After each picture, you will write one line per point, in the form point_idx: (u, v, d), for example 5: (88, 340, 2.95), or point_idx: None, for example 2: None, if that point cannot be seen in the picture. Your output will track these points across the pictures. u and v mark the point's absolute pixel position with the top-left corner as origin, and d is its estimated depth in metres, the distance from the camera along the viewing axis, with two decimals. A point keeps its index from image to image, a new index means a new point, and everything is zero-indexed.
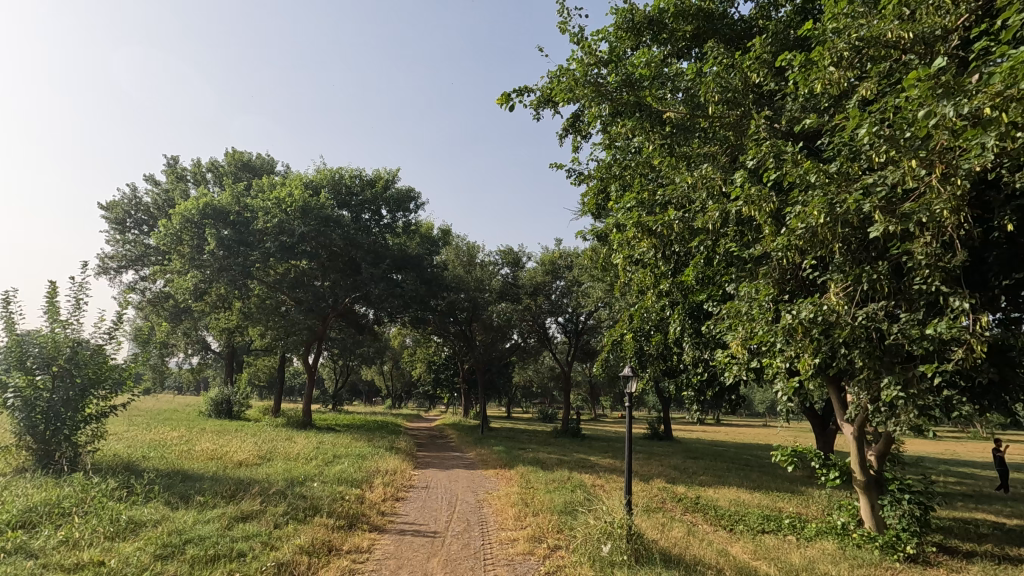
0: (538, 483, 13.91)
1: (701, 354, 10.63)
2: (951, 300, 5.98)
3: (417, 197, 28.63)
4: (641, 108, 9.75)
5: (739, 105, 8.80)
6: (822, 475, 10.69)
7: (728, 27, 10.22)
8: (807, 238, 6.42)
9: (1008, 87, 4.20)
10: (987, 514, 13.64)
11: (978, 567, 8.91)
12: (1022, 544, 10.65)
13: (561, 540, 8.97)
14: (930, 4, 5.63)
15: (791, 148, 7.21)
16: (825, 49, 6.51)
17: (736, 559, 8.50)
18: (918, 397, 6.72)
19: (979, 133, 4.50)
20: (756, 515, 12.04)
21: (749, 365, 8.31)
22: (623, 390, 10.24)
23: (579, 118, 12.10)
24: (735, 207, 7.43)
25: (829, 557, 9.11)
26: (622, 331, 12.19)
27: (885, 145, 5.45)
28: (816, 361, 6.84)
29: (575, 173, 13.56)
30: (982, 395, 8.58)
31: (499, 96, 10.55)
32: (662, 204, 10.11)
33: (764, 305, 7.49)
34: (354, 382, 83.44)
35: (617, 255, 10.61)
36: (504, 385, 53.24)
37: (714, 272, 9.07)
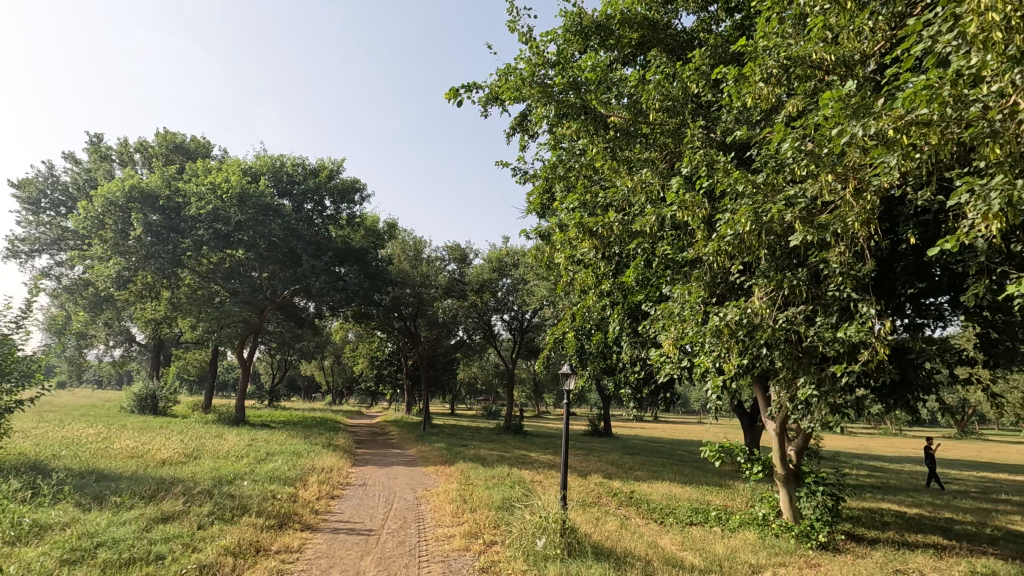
0: (477, 479, 13.95)
1: (638, 353, 10.94)
2: (860, 306, 6.44)
3: (363, 188, 27.95)
4: (587, 112, 10.07)
5: (679, 114, 9.13)
6: (746, 469, 11.24)
7: (671, 37, 10.54)
8: (736, 245, 6.75)
9: (909, 111, 4.56)
10: (891, 504, 14.79)
11: (881, 553, 9.64)
12: (919, 531, 11.64)
13: (496, 536, 9.03)
14: (850, 30, 6.04)
15: (723, 158, 7.57)
16: (756, 65, 6.86)
17: (664, 551, 8.84)
18: (830, 395, 7.22)
19: (886, 153, 4.89)
20: (685, 508, 12.53)
21: (680, 365, 8.66)
22: (562, 387, 10.40)
23: (526, 118, 12.21)
24: (670, 212, 7.72)
25: (749, 547, 9.61)
26: (564, 329, 12.38)
27: (806, 160, 5.81)
28: (741, 361, 7.20)
29: (521, 172, 13.62)
30: (889, 393, 9.32)
31: (446, 91, 10.52)
32: (604, 206, 10.35)
33: (695, 306, 7.81)
34: (292, 377, 81.01)
35: (559, 254, 10.77)
36: (448, 381, 53.15)
37: (650, 273, 9.38)
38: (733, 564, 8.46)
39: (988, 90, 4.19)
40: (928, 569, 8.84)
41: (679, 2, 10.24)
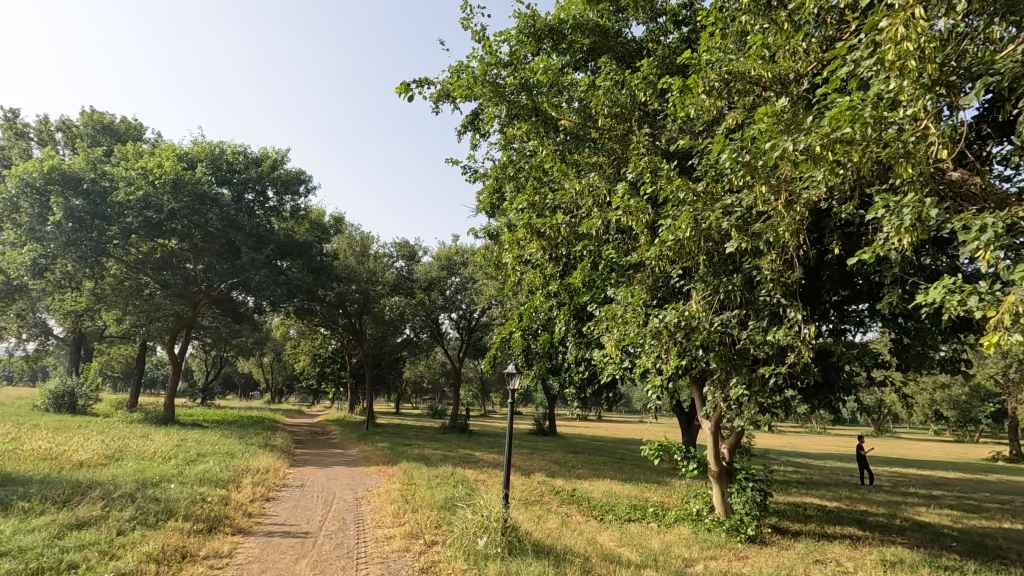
0: (420, 479, 13.79)
1: (582, 353, 11.12)
2: (788, 311, 6.82)
3: (308, 180, 27.08)
4: (538, 113, 10.15)
5: (626, 120, 9.38)
6: (683, 466, 11.63)
7: (621, 45, 10.79)
8: (676, 250, 7.00)
9: (834, 130, 4.86)
10: (814, 498, 15.73)
11: (803, 545, 10.22)
12: (838, 523, 12.42)
13: (438, 536, 8.96)
14: (786, 49, 6.37)
15: (666, 166, 7.84)
16: (700, 78, 7.12)
17: (602, 547, 9.04)
18: (759, 395, 7.60)
19: (813, 167, 5.20)
20: (624, 505, 12.85)
21: (621, 365, 8.88)
22: (507, 387, 10.43)
23: (478, 117, 12.19)
24: (615, 216, 7.92)
25: (683, 541, 9.97)
26: (511, 329, 12.42)
27: (742, 170, 6.09)
28: (680, 361, 7.47)
29: (472, 171, 13.58)
30: (814, 393, 9.89)
31: (397, 84, 10.35)
32: (552, 208, 10.48)
33: (637, 309, 8.04)
34: (228, 374, 77.56)
35: (507, 253, 10.81)
36: (393, 380, 52.34)
37: (596, 276, 9.57)
38: (667, 559, 8.75)
39: (904, 114, 4.53)
40: (843, 558, 9.45)
41: (630, 11, 10.50)
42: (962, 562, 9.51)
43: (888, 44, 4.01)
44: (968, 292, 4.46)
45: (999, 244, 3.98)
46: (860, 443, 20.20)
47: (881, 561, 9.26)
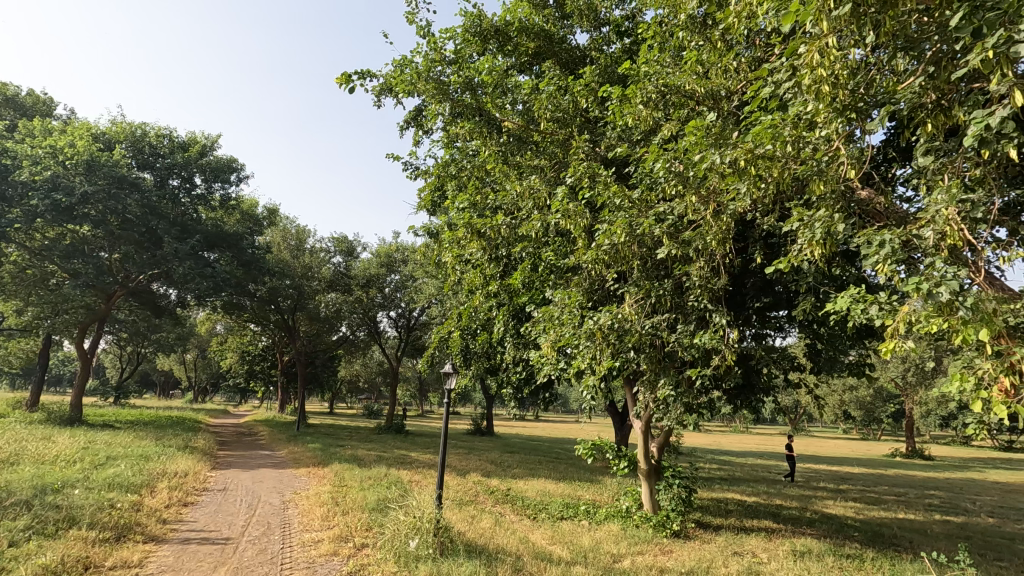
0: (352, 481, 13.45)
1: (520, 353, 11.21)
2: (713, 316, 7.18)
3: (240, 168, 25.81)
4: (481, 114, 10.17)
5: (568, 125, 9.60)
6: (614, 465, 11.92)
7: (565, 51, 10.97)
8: (611, 254, 7.20)
9: (757, 146, 5.18)
10: (734, 494, 16.61)
11: (723, 538, 10.76)
12: (755, 517, 13.18)
13: (368, 539, 8.75)
14: (718, 67, 6.72)
15: (604, 173, 8.05)
16: (638, 89, 7.36)
17: (534, 545, 9.14)
18: (685, 395, 7.96)
19: (737, 180, 5.51)
20: (557, 503, 13.06)
21: (557, 366, 9.01)
22: (444, 387, 10.36)
23: (421, 113, 12.04)
24: (554, 219, 8.05)
25: (612, 537, 10.26)
26: (449, 329, 12.34)
27: (674, 180, 6.35)
28: (612, 363, 7.69)
29: (413, 168, 13.38)
30: (737, 394, 10.44)
31: (338, 75, 10.04)
32: (493, 208, 10.51)
33: (573, 310, 8.21)
34: (146, 371, 72.60)
35: (447, 252, 10.75)
36: (328, 379, 50.76)
37: (535, 278, 9.66)
38: (596, 555, 8.97)
39: (819, 134, 4.87)
40: (759, 550, 10.02)
41: (574, 19, 10.70)
42: (862, 550, 10.30)
43: (805, 68, 4.30)
44: (870, 301, 4.83)
45: (896, 258, 4.34)
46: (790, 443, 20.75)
47: (792, 552, 9.88)
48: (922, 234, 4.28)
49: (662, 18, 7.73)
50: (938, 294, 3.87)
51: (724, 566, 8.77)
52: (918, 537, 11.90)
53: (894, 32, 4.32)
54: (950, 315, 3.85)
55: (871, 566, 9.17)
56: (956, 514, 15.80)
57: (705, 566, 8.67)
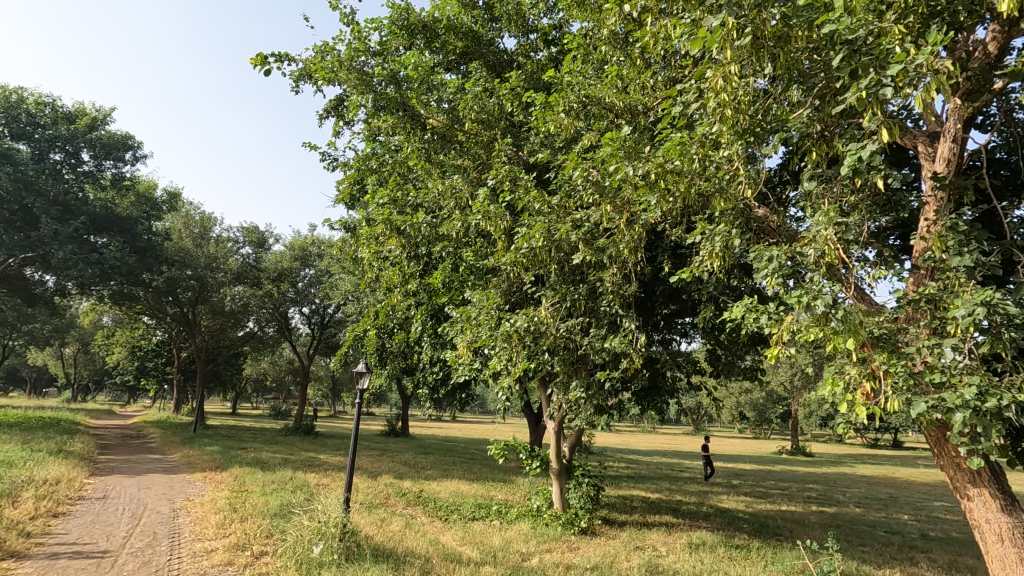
0: (253, 486, 12.70)
1: (437, 353, 11.08)
2: (623, 321, 7.52)
3: (137, 146, 23.66)
4: (405, 109, 10.02)
5: (492, 128, 9.73)
6: (527, 465, 11.85)
7: (493, 54, 11.03)
8: (529, 257, 7.34)
9: (667, 161, 5.47)
10: (640, 491, 17.42)
11: (626, 534, 11.25)
12: (657, 512, 13.91)
13: (267, 547, 8.31)
14: (636, 84, 7.05)
15: (525, 177, 8.19)
16: (561, 97, 7.57)
17: (444, 547, 9.08)
18: (594, 397, 8.27)
19: (648, 193, 5.81)
20: (469, 504, 13.06)
21: (474, 367, 9.00)
22: (356, 386, 10.03)
23: (342, 103, 11.63)
24: (474, 220, 8.08)
25: (522, 536, 10.42)
26: (364, 327, 11.97)
27: (591, 189, 6.59)
28: (526, 364, 7.81)
29: (331, 159, 12.88)
30: (645, 396, 10.97)
31: (252, 55, 9.45)
32: (414, 206, 10.38)
33: (490, 312, 8.27)
34: (13, 366, 64.56)
35: (364, 248, 10.45)
36: (231, 377, 47.64)
37: (455, 278, 9.60)
38: (506, 555, 9.06)
39: (721, 155, 5.26)
40: (659, 544, 10.57)
41: (503, 22, 10.81)
42: (749, 540, 11.17)
43: (711, 91, 4.60)
44: (760, 311, 5.23)
45: (782, 273, 4.74)
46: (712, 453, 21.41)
47: (689, 545, 10.53)
48: (804, 251, 4.72)
49: (587, 31, 7.99)
50: (816, 306, 4.27)
51: (627, 560, 9.17)
52: (797, 527, 13.10)
53: (787, 67, 4.74)
54: (825, 326, 4.26)
55: (756, 554, 9.97)
56: (830, 505, 17.53)
57: (609, 560, 9.02)
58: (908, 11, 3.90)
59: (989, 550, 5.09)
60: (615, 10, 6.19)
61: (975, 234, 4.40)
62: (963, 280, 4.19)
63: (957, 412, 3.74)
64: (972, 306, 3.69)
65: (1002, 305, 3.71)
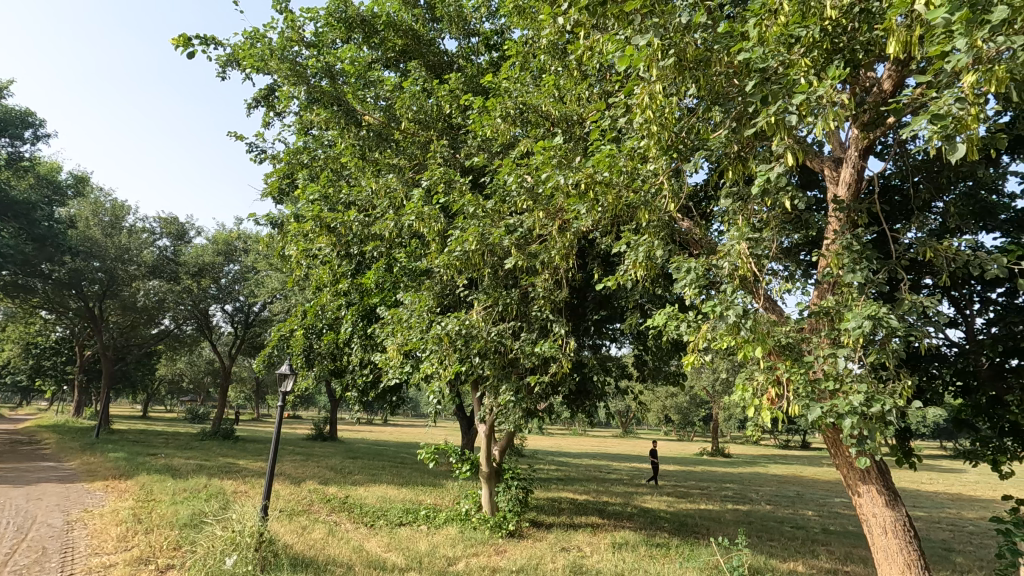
0: (161, 494, 11.87)
1: (368, 355, 10.78)
2: (553, 326, 7.68)
3: (39, 124, 21.66)
4: (340, 103, 9.77)
5: (429, 128, 9.71)
6: (457, 469, 11.81)
7: (433, 54, 10.95)
8: (462, 260, 7.36)
9: (597, 172, 5.63)
10: (569, 493, 17.74)
11: (553, 535, 11.42)
12: (584, 513, 14.23)
13: (174, 560, 7.79)
14: (570, 95, 7.24)
15: (460, 180, 8.21)
16: (498, 103, 7.67)
17: (368, 554, 8.86)
18: (524, 400, 8.36)
19: (579, 202, 5.96)
20: (397, 509, 12.81)
21: (405, 370, 8.86)
22: (279, 389, 9.60)
23: (273, 93, 11.17)
24: (407, 221, 8.01)
25: (449, 540, 10.37)
26: (291, 327, 11.50)
27: (525, 195, 6.71)
28: (457, 367, 7.76)
29: (258, 151, 12.33)
30: (575, 399, 11.20)
31: (174, 36, 8.89)
32: (346, 204, 10.14)
33: (422, 315, 8.17)
34: None
35: (292, 245, 10.10)
36: (142, 378, 44.34)
37: (388, 278, 9.40)
38: (432, 560, 8.97)
39: (648, 169, 5.48)
40: (583, 544, 10.83)
41: (444, 24, 10.79)
42: (669, 538, 11.64)
43: (638, 108, 4.80)
44: (680, 320, 5.48)
45: (700, 283, 5.01)
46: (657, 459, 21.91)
47: (612, 544, 10.84)
48: (719, 264, 4.99)
49: (525, 39, 8.09)
50: (728, 316, 4.54)
51: (552, 561, 9.31)
52: (713, 525, 13.81)
53: (709, 89, 5.02)
54: (736, 335, 4.55)
55: (674, 552, 10.43)
56: (744, 503, 18.61)
57: (535, 562, 9.14)
58: (813, 47, 4.24)
59: (874, 542, 5.57)
60: (550, 22, 6.33)
61: (867, 254, 4.83)
62: (856, 295, 4.57)
63: (846, 417, 4.08)
64: (861, 319, 4.05)
65: (886, 319, 4.09)
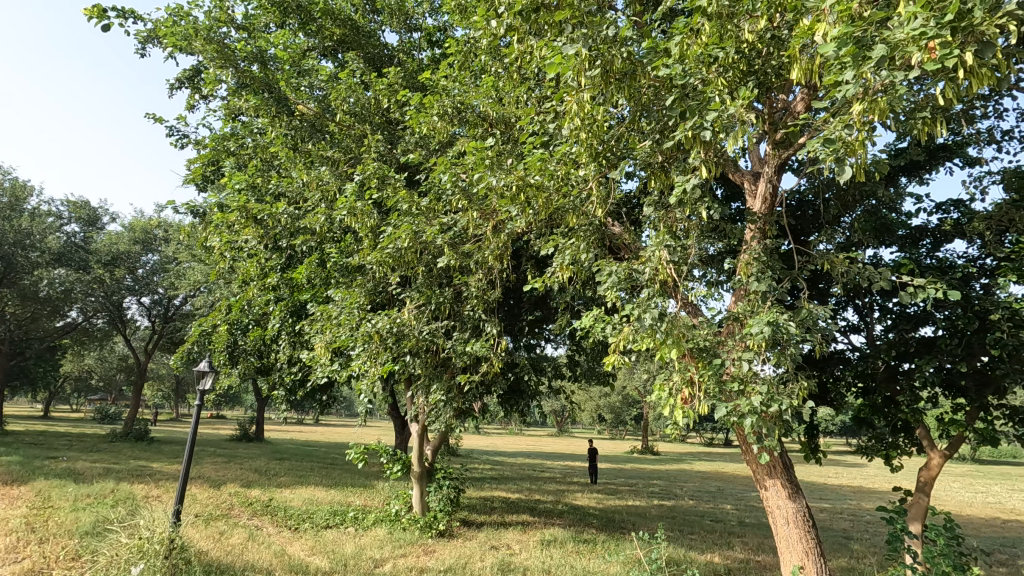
0: (59, 501, 10.93)
1: (297, 353, 10.38)
2: (486, 326, 7.73)
3: None
4: (270, 91, 9.44)
5: (365, 122, 9.49)
6: (387, 469, 11.51)
7: (372, 46, 10.69)
8: (394, 257, 7.29)
9: (530, 175, 5.72)
10: (502, 492, 17.85)
11: (483, 534, 11.46)
12: (515, 512, 14.38)
13: (72, 571, 7.23)
14: (507, 96, 7.31)
15: (394, 176, 8.11)
16: (435, 101, 7.65)
17: (289, 558, 8.56)
18: (455, 400, 8.34)
19: (511, 204, 6.05)
20: (323, 511, 12.43)
21: (333, 368, 8.62)
22: (196, 387, 9.09)
23: (199, 75, 10.60)
24: (339, 215, 7.83)
25: (377, 542, 10.15)
26: (213, 322, 10.92)
27: (459, 194, 6.70)
28: (388, 366, 7.62)
29: (180, 136, 11.64)
30: (510, 399, 11.26)
31: (87, 7, 8.27)
32: (276, 195, 9.78)
33: (352, 311, 8.00)
34: None
35: (215, 236, 9.59)
36: (44, 376, 40.67)
37: (319, 273, 9.11)
38: (358, 563, 8.75)
39: (579, 175, 5.66)
40: (513, 542, 10.92)
41: (385, 17, 10.60)
42: (596, 534, 11.95)
43: (568, 116, 4.96)
44: (606, 321, 5.68)
45: (621, 287, 5.23)
46: (590, 458, 22.36)
47: (541, 541, 11.03)
48: (641, 269, 5.22)
49: (465, 39, 8.06)
50: (645, 319, 4.77)
51: (481, 560, 9.34)
52: (638, 520, 14.33)
53: (636, 100, 5.22)
54: (654, 337, 4.78)
55: (600, 547, 10.74)
56: (668, 499, 19.41)
57: (463, 561, 9.14)
58: (730, 67, 4.49)
59: (778, 532, 5.98)
60: (487, 23, 6.36)
61: (773, 264, 5.19)
62: (762, 301, 4.91)
63: (749, 417, 4.38)
64: (762, 325, 4.36)
65: (786, 324, 4.42)
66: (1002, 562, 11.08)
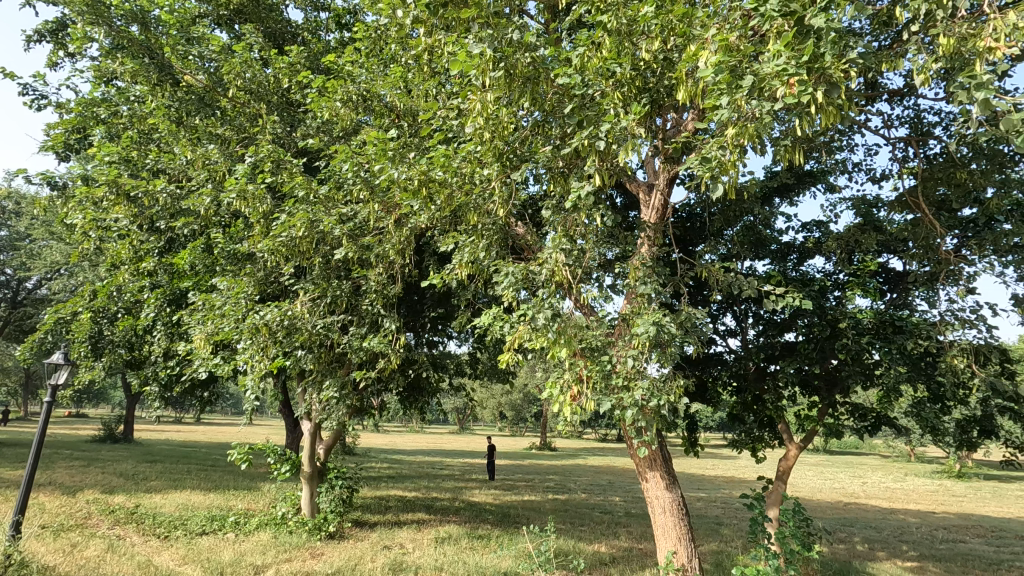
0: None
1: (174, 346, 9.52)
2: (385, 321, 7.55)
3: None
4: (153, 57, 8.61)
5: (262, 101, 8.90)
6: (274, 470, 10.88)
7: (274, 21, 10.06)
8: (288, 246, 6.95)
9: (434, 170, 5.69)
10: (397, 491, 17.54)
11: (376, 534, 11.19)
12: (410, 510, 14.19)
13: None
14: (414, 88, 7.21)
15: (291, 161, 7.67)
16: (338, 85, 7.36)
17: (156, 569, 7.83)
18: (349, 396, 8.06)
19: (413, 199, 5.98)
20: (199, 517, 11.50)
21: (215, 362, 8.01)
22: (47, 382, 8.03)
23: (66, 30, 9.41)
24: (227, 198, 7.30)
25: (259, 548, 9.56)
26: (73, 308, 9.71)
27: (360, 184, 6.51)
28: (276, 361, 7.22)
29: (38, 96, 10.24)
30: (409, 397, 11.07)
31: None
32: (154, 171, 8.91)
33: (238, 301, 7.50)
34: None
35: (78, 213, 8.55)
36: None
37: (204, 260, 8.43)
38: (237, 570, 8.21)
39: (483, 174, 5.69)
40: (406, 541, 10.78)
41: None
42: (490, 530, 12.12)
43: (472, 115, 5.00)
44: (505, 320, 5.77)
45: (519, 287, 5.36)
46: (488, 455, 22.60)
47: (436, 539, 10.99)
48: (538, 270, 5.37)
49: (374, 25, 7.82)
50: (540, 319, 4.93)
51: (372, 561, 9.13)
52: (532, 514, 14.71)
53: (540, 106, 5.35)
54: (547, 336, 4.94)
55: (494, 542, 10.91)
56: (562, 493, 20.12)
57: (353, 563, 8.87)
58: (626, 82, 4.74)
59: (655, 521, 6.41)
60: (395, 12, 6.22)
61: (661, 270, 5.54)
62: (647, 305, 5.24)
63: (631, 413, 4.66)
64: (647, 325, 4.68)
65: (668, 325, 4.75)
66: (841, 539, 12.66)
